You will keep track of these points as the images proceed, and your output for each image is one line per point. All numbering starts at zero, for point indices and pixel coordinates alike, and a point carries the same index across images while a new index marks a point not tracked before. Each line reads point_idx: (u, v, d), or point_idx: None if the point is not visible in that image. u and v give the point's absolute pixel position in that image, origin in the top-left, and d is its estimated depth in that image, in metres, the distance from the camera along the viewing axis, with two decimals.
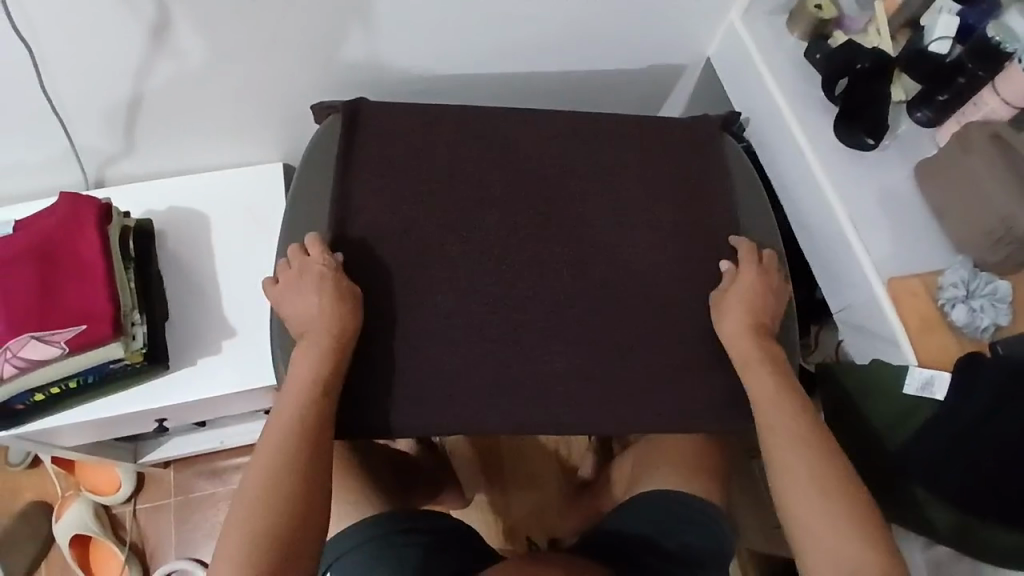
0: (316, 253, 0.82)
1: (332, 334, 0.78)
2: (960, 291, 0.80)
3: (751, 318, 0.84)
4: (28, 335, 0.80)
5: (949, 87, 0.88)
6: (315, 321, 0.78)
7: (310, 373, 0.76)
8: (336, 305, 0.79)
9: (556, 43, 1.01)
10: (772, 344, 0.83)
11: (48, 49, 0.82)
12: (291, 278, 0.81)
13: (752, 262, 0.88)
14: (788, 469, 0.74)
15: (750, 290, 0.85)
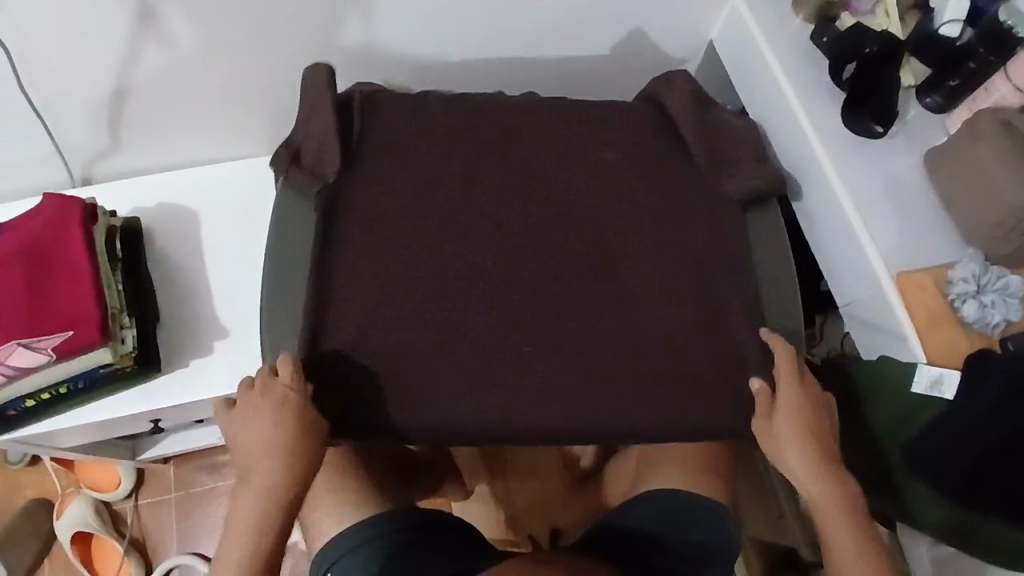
0: (284, 380, 0.77)
1: (276, 490, 0.75)
2: (971, 286, 0.78)
3: (802, 436, 0.79)
4: (15, 342, 0.79)
5: (960, 72, 0.84)
6: (262, 471, 0.75)
7: (256, 533, 0.75)
8: (292, 458, 0.76)
9: (552, 28, 0.97)
10: (845, 478, 0.79)
11: (22, 42, 0.79)
12: (246, 410, 0.77)
13: (794, 364, 0.82)
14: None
15: (788, 404, 0.80)
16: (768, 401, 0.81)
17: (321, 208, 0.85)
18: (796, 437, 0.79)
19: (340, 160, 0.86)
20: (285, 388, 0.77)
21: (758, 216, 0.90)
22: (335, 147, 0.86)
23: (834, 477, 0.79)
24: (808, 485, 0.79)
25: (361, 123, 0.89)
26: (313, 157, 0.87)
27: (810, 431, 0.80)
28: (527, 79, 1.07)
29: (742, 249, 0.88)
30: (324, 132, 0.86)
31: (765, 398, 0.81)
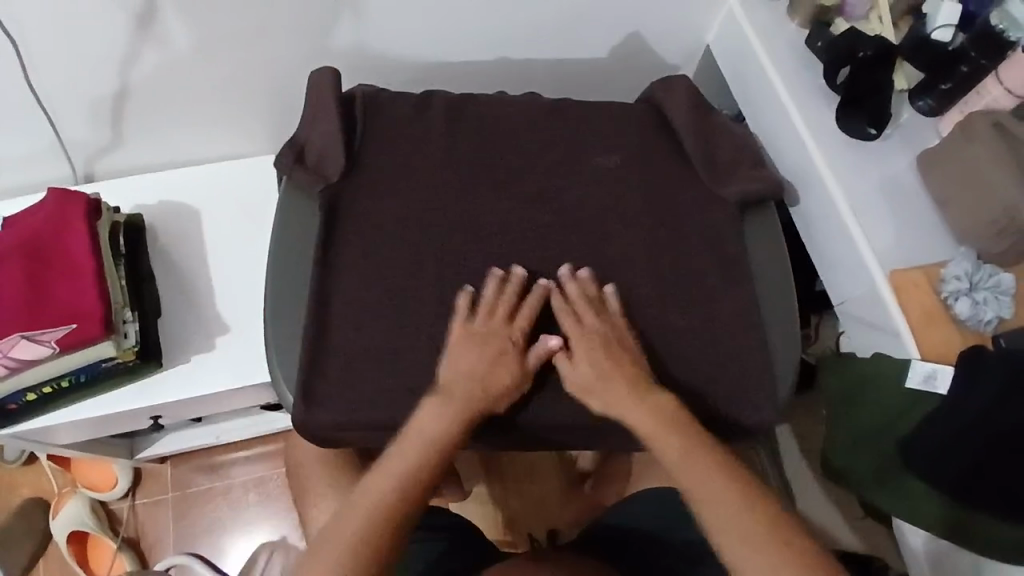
0: (539, 298, 0.82)
1: (495, 394, 0.77)
2: (963, 284, 0.79)
3: (606, 366, 0.78)
4: (18, 335, 0.79)
5: (953, 75, 0.86)
6: (501, 381, 0.78)
7: (438, 438, 0.74)
8: (522, 366, 0.79)
9: (552, 31, 0.99)
10: (659, 397, 0.77)
11: (31, 38, 0.80)
12: (478, 330, 0.79)
13: (586, 300, 0.82)
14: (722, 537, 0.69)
15: (582, 343, 0.79)
16: (541, 352, 0.79)
17: (324, 204, 0.86)
18: (590, 377, 0.78)
19: (344, 157, 0.87)
20: (536, 308, 0.81)
21: (755, 215, 0.92)
22: (338, 153, 0.87)
23: (647, 397, 0.77)
24: (631, 411, 0.76)
25: (364, 120, 0.90)
26: (316, 154, 0.88)
27: (607, 364, 0.78)
28: (527, 82, 1.09)
29: (738, 247, 0.89)
30: (328, 129, 0.88)
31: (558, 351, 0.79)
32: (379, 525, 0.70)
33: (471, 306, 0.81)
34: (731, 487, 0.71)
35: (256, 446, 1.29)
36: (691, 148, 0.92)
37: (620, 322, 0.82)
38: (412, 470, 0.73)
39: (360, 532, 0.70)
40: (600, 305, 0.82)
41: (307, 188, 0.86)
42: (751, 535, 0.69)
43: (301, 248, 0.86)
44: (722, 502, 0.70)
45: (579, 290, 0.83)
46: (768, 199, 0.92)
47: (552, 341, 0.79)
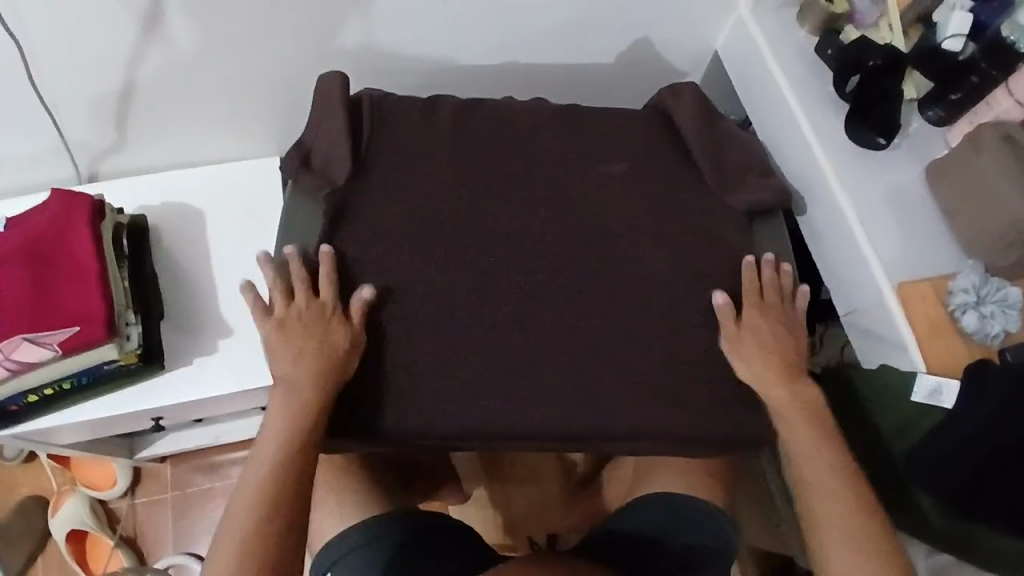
0: (327, 260, 0.82)
1: (334, 364, 0.78)
2: (971, 297, 0.79)
3: (762, 348, 0.83)
4: (20, 337, 0.79)
5: (963, 85, 0.86)
6: (330, 352, 0.78)
7: (288, 417, 0.76)
8: (345, 330, 0.80)
9: (560, 36, 0.99)
10: (809, 390, 0.83)
11: (37, 39, 0.80)
12: (292, 312, 0.79)
13: (777, 283, 0.86)
14: (822, 515, 0.77)
15: (756, 319, 0.84)
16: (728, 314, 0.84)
17: (330, 208, 0.85)
18: (757, 351, 0.83)
19: (350, 161, 0.87)
20: (328, 281, 0.81)
21: (761, 223, 0.91)
22: (344, 157, 0.86)
23: (798, 390, 0.82)
24: (773, 390, 0.82)
25: (371, 124, 0.89)
26: (323, 156, 0.87)
27: (770, 347, 0.83)
28: (534, 86, 1.08)
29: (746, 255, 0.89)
30: (334, 133, 0.87)
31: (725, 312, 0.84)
32: (260, 505, 0.73)
33: (280, 287, 0.81)
34: (839, 470, 0.78)
35: None
36: (698, 156, 0.92)
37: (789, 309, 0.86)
38: (283, 452, 0.75)
39: (248, 516, 0.73)
40: (782, 291, 0.87)
41: (313, 190, 0.86)
42: (845, 518, 0.76)
43: (306, 252, 0.85)
44: (831, 483, 0.78)
45: (761, 271, 0.87)
46: (776, 209, 0.91)
47: (720, 299, 0.84)
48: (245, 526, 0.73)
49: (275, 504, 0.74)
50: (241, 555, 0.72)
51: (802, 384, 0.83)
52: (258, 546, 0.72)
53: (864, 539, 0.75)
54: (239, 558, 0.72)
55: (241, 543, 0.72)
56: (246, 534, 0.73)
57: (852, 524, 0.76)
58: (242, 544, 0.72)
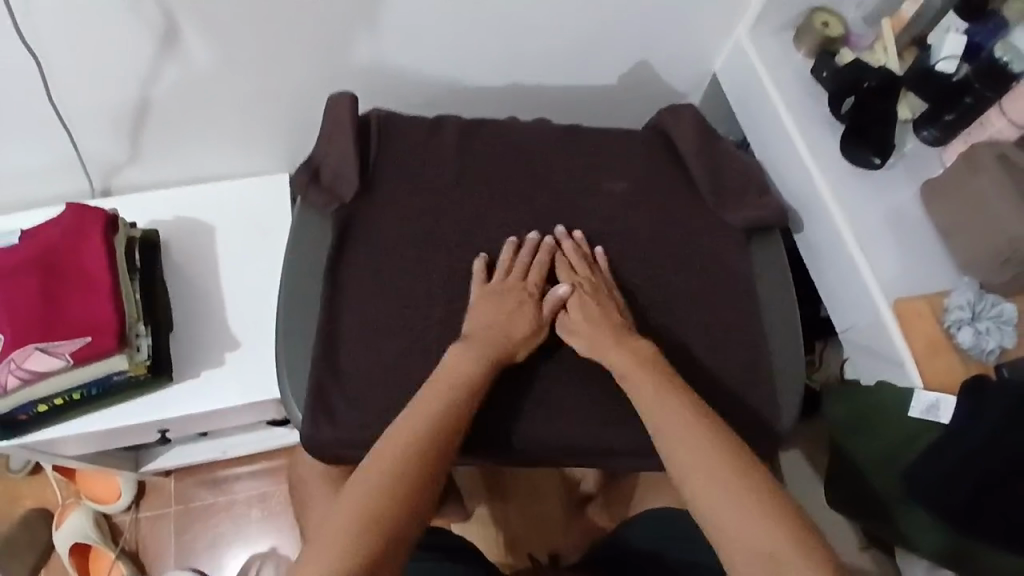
0: (557, 261, 0.86)
1: (512, 342, 0.81)
2: (966, 313, 0.80)
3: (582, 307, 0.83)
4: (32, 346, 0.80)
5: (957, 106, 0.88)
6: (520, 329, 0.81)
7: (474, 370, 0.76)
8: (536, 318, 0.83)
9: (563, 58, 1.02)
10: (641, 343, 0.80)
11: (56, 55, 0.83)
12: (496, 289, 0.83)
13: (580, 258, 0.86)
14: (681, 466, 0.67)
15: (565, 280, 0.85)
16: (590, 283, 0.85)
17: (337, 224, 0.87)
18: (580, 312, 0.82)
19: (357, 179, 0.89)
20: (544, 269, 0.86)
21: (759, 242, 0.93)
22: (352, 174, 0.89)
23: (630, 341, 0.80)
24: (629, 363, 0.78)
25: (379, 143, 0.92)
26: (332, 172, 0.89)
27: (596, 317, 0.82)
28: (538, 107, 1.11)
29: (743, 271, 0.90)
30: (343, 150, 0.89)
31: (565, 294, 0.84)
32: (415, 445, 0.68)
33: (479, 267, 0.85)
34: (697, 418, 0.70)
35: (260, 461, 1.29)
36: (697, 175, 0.93)
37: (608, 282, 0.86)
38: (441, 404, 0.73)
39: (398, 459, 0.67)
40: (588, 265, 0.87)
41: (319, 206, 0.88)
42: (710, 461, 0.66)
43: (313, 266, 0.87)
44: (678, 431, 0.70)
45: (580, 253, 0.87)
46: (774, 228, 0.93)
47: (561, 290, 0.83)
48: (392, 472, 0.66)
49: (428, 455, 0.68)
50: (393, 484, 0.65)
51: (633, 340, 0.80)
52: (401, 480, 0.65)
53: (740, 473, 0.65)
54: (393, 486, 0.65)
55: (386, 488, 0.64)
56: (393, 480, 0.65)
57: (716, 467, 0.66)
58: (389, 489, 0.64)
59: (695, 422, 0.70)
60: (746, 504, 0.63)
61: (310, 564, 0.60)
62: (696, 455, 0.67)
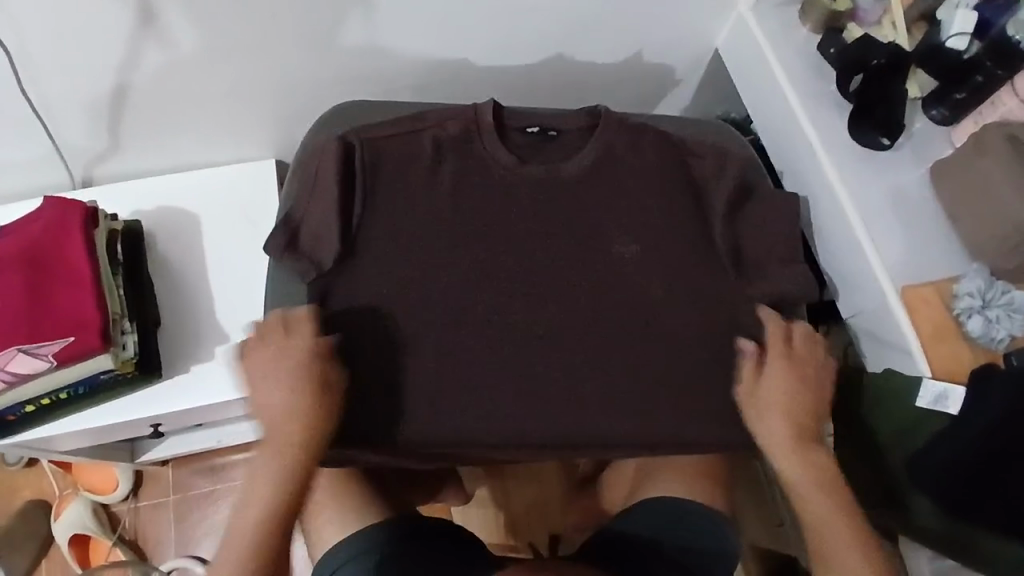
0: (308, 323, 0.78)
1: (314, 428, 0.74)
2: (976, 301, 0.77)
3: (785, 408, 0.79)
4: (15, 348, 0.78)
5: (967, 84, 0.84)
6: (293, 419, 0.74)
7: (275, 483, 0.73)
8: (313, 402, 0.75)
9: (559, 38, 0.97)
10: (822, 450, 0.79)
11: (25, 45, 0.79)
12: (269, 372, 0.75)
13: (807, 338, 0.83)
14: (833, 559, 0.75)
15: (778, 372, 0.81)
16: (758, 365, 0.82)
17: (313, 307, 0.81)
18: (782, 407, 0.79)
19: (350, 231, 0.82)
20: (310, 337, 0.77)
21: (771, 231, 0.87)
22: (332, 234, 0.81)
23: (810, 446, 0.79)
24: (779, 443, 0.79)
25: (365, 194, 0.84)
26: (311, 238, 0.82)
27: (788, 402, 0.79)
28: (532, 90, 1.07)
29: (746, 257, 0.87)
30: (326, 214, 0.82)
31: (279, 366, 0.75)
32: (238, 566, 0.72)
33: (274, 339, 0.77)
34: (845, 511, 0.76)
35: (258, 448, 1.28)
36: (714, 226, 0.87)
37: (814, 353, 0.82)
38: (264, 517, 0.73)
39: None
40: (809, 341, 0.83)
41: (298, 274, 0.81)
42: (858, 557, 0.75)
43: (293, 289, 0.82)
44: (834, 532, 0.76)
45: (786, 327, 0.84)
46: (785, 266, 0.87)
47: (748, 347, 0.83)
48: None
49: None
50: None
51: (814, 449, 0.79)
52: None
53: None
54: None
55: None
56: None
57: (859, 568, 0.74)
58: None
59: (845, 529, 0.76)
60: None
61: None
62: None
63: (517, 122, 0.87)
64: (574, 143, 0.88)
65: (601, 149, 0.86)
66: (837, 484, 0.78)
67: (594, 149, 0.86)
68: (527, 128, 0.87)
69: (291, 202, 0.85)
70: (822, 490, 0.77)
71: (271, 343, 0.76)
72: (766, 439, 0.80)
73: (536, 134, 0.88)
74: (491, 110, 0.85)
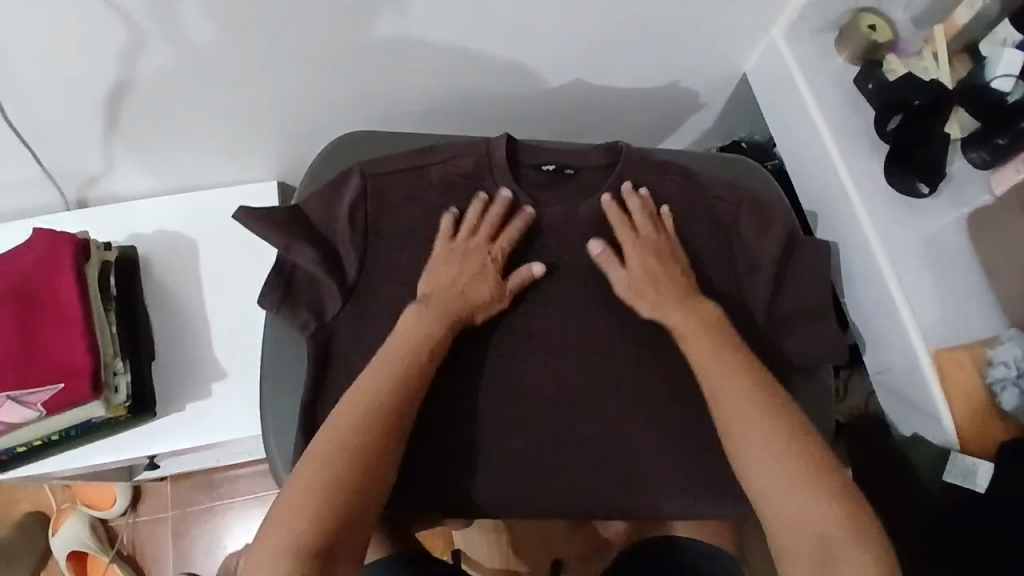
0: (515, 219, 0.81)
1: (474, 305, 0.78)
2: (1012, 371, 0.71)
3: (648, 270, 0.79)
4: (4, 395, 0.75)
5: (1009, 130, 0.77)
6: (482, 295, 0.79)
7: (433, 342, 0.75)
8: (500, 284, 0.80)
9: (580, 63, 0.91)
10: (706, 306, 0.78)
11: (9, 71, 0.74)
12: (459, 248, 0.80)
13: (647, 216, 0.82)
14: (730, 418, 0.71)
15: (633, 246, 0.80)
16: (612, 259, 0.81)
17: (314, 355, 0.79)
18: (642, 273, 0.79)
19: (351, 278, 0.80)
20: (517, 234, 0.81)
21: (809, 288, 0.85)
22: (332, 278, 0.79)
23: (691, 304, 0.78)
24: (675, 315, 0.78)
25: (367, 233, 0.81)
26: (309, 281, 0.80)
27: (660, 274, 0.79)
28: (549, 113, 1.02)
29: (773, 311, 0.84)
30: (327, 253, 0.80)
31: (448, 239, 0.80)
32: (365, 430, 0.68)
33: (451, 226, 0.81)
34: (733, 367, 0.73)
35: (257, 466, 1.26)
36: (714, 276, 0.84)
37: (673, 237, 0.82)
38: (397, 381, 0.72)
39: (336, 459, 0.66)
40: (657, 220, 0.82)
41: (298, 323, 0.79)
42: (761, 415, 0.70)
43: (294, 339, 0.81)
44: (735, 388, 0.72)
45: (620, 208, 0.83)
46: (803, 322, 0.84)
47: (598, 248, 0.81)
48: (330, 468, 0.65)
49: (383, 440, 0.68)
50: (327, 477, 0.65)
51: (701, 306, 0.78)
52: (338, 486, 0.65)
53: (781, 446, 0.68)
54: (320, 500, 0.64)
55: (328, 472, 0.65)
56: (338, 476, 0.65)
57: (761, 422, 0.70)
58: (329, 474, 0.65)
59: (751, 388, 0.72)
60: (806, 479, 0.66)
61: (277, 524, 0.63)
62: (753, 436, 0.69)
63: (531, 157, 0.85)
64: (592, 182, 0.85)
65: (617, 190, 0.84)
66: (726, 339, 0.76)
67: (610, 191, 0.84)
68: (541, 165, 0.85)
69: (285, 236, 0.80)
70: (716, 352, 0.75)
71: (449, 219, 0.81)
72: (654, 309, 0.79)
73: (553, 173, 0.85)
74: (504, 143, 0.83)
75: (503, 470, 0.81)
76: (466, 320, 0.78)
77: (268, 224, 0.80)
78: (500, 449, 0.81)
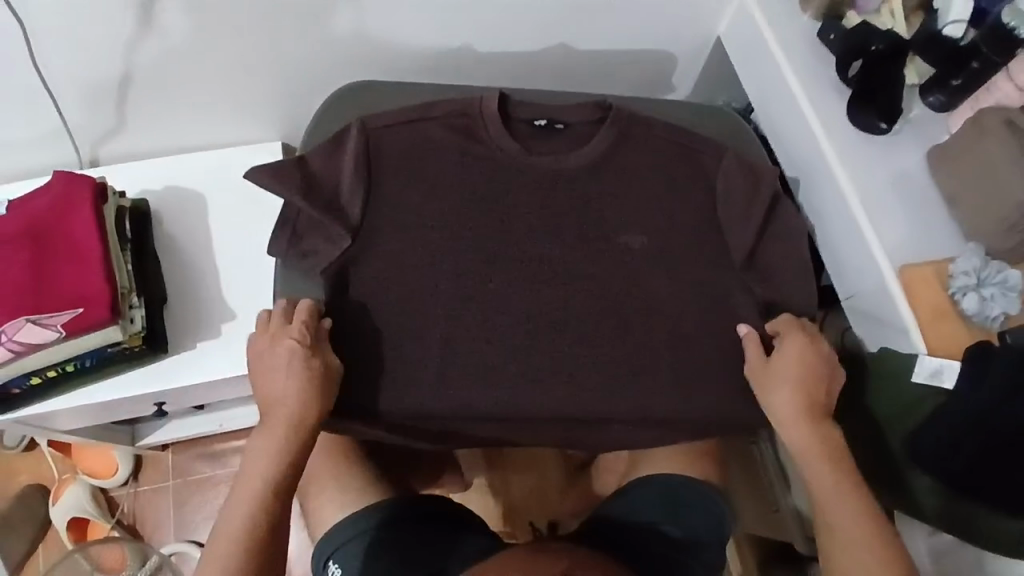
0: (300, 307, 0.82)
1: (291, 402, 0.78)
2: (971, 279, 0.78)
3: (795, 385, 0.83)
4: (23, 318, 0.78)
5: (963, 71, 0.85)
6: (296, 393, 0.78)
7: (257, 465, 0.77)
8: (309, 368, 0.79)
9: (567, 22, 0.99)
10: (834, 434, 0.83)
11: (39, 21, 0.79)
12: (260, 356, 0.80)
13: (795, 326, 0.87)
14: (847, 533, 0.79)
15: (779, 356, 0.85)
16: (756, 356, 0.86)
17: (329, 285, 0.85)
18: (789, 382, 0.83)
19: (355, 218, 0.86)
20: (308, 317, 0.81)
21: (793, 223, 0.92)
22: (349, 209, 0.86)
23: (821, 430, 0.83)
24: (802, 438, 0.83)
25: (370, 172, 0.87)
26: (314, 217, 0.85)
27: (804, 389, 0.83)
28: (538, 74, 1.09)
29: (762, 259, 0.92)
30: (336, 190, 0.86)
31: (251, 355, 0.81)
32: None
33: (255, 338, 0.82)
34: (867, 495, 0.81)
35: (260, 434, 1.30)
36: (696, 212, 0.92)
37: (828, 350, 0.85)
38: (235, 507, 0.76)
39: None
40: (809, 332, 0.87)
41: (304, 259, 0.85)
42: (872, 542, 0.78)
43: (306, 275, 0.86)
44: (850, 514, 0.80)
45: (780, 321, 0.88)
46: (773, 257, 0.92)
47: (746, 330, 0.88)
48: None
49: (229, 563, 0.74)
50: None
51: (829, 432, 0.83)
52: None
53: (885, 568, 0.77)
54: None
55: None
56: None
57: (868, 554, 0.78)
58: None
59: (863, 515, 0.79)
60: None
61: None
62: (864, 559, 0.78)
63: (524, 113, 0.91)
64: (582, 135, 0.92)
65: (608, 141, 0.90)
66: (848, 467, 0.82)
67: (602, 140, 0.90)
68: (533, 120, 0.91)
69: (284, 179, 0.85)
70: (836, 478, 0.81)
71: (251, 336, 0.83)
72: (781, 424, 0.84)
73: (544, 127, 0.92)
74: (497, 100, 0.89)
75: (504, 394, 0.85)
76: (284, 423, 0.78)
77: (275, 176, 0.85)
78: (504, 372, 0.86)
